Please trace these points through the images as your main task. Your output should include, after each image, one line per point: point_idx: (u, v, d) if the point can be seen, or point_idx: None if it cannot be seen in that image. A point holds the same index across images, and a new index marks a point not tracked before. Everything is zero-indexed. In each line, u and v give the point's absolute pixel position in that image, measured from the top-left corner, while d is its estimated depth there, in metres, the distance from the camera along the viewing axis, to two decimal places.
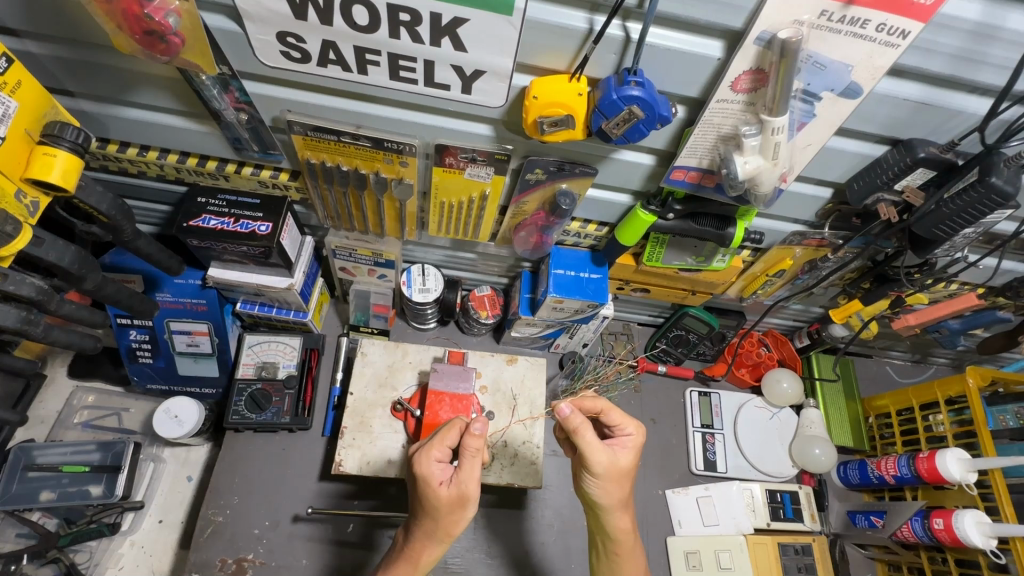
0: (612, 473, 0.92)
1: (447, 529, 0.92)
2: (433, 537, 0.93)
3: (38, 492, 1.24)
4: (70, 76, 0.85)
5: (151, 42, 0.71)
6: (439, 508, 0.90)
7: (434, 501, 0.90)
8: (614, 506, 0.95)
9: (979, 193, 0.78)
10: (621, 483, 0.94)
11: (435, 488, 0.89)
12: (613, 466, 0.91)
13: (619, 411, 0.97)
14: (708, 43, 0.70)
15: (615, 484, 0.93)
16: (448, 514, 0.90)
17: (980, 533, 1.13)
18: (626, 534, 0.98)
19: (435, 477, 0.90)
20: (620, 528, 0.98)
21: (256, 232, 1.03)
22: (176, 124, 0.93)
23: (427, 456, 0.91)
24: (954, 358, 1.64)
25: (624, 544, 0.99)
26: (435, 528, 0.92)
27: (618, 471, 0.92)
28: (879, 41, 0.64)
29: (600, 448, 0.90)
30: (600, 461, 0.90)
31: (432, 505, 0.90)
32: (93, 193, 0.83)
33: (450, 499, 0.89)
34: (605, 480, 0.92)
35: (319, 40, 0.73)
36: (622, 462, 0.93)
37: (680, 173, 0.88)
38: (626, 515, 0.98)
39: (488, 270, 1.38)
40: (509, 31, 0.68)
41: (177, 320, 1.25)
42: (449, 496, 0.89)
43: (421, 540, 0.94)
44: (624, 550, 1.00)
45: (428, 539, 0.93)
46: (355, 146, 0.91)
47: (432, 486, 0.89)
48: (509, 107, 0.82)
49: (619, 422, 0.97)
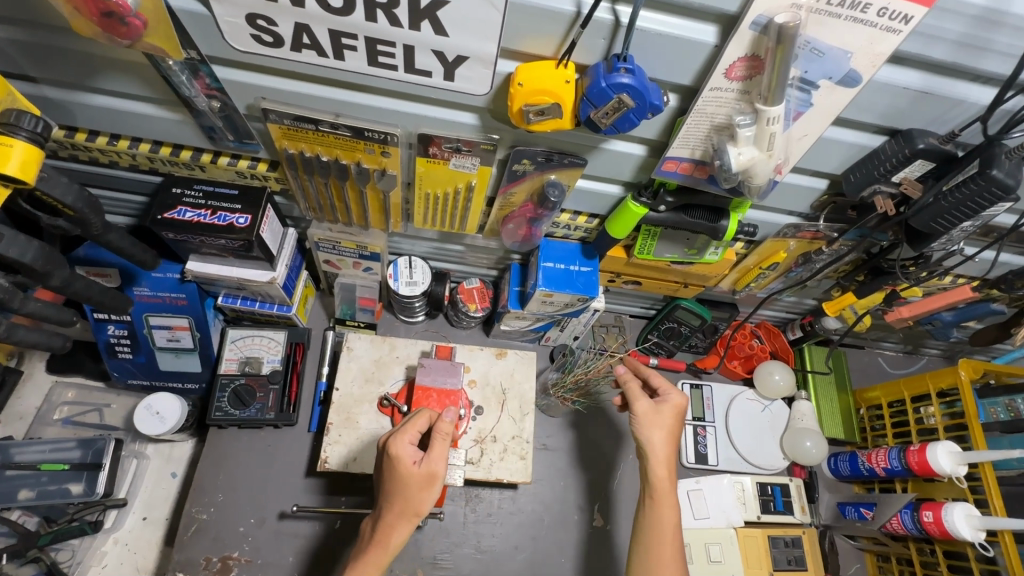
0: (651, 418, 1.06)
1: (416, 508, 0.93)
2: (403, 517, 0.93)
3: (16, 491, 1.21)
4: (30, 61, 0.81)
5: (111, 24, 0.67)
6: (411, 487, 0.92)
7: (404, 480, 0.91)
8: (654, 453, 1.04)
9: (978, 185, 0.76)
10: (662, 431, 1.05)
11: (409, 467, 0.91)
12: (651, 413, 1.06)
13: (662, 377, 1.11)
14: (702, 28, 0.66)
15: (653, 429, 1.05)
16: (418, 492, 0.92)
17: (968, 526, 1.13)
18: (663, 479, 1.03)
19: (407, 457, 0.92)
20: (659, 474, 1.04)
21: (235, 224, 0.99)
22: (146, 112, 0.89)
23: (400, 438, 0.93)
24: (946, 349, 1.63)
25: (660, 488, 1.03)
26: (406, 510, 0.92)
27: (659, 417, 1.06)
28: (880, 27, 0.61)
29: (642, 395, 1.08)
30: (638, 404, 1.07)
31: (402, 484, 0.92)
32: (58, 184, 0.78)
33: (421, 478, 0.92)
34: (644, 424, 1.06)
35: (292, 23, 0.69)
36: (661, 412, 1.06)
37: (672, 164, 0.85)
38: (665, 464, 1.04)
39: (477, 262, 1.35)
40: (492, 14, 0.64)
41: (156, 314, 1.21)
42: (420, 475, 0.92)
43: (391, 522, 0.93)
44: (660, 494, 1.03)
45: (399, 519, 0.93)
46: (334, 135, 0.87)
47: (405, 465, 0.91)
48: (494, 95, 0.79)
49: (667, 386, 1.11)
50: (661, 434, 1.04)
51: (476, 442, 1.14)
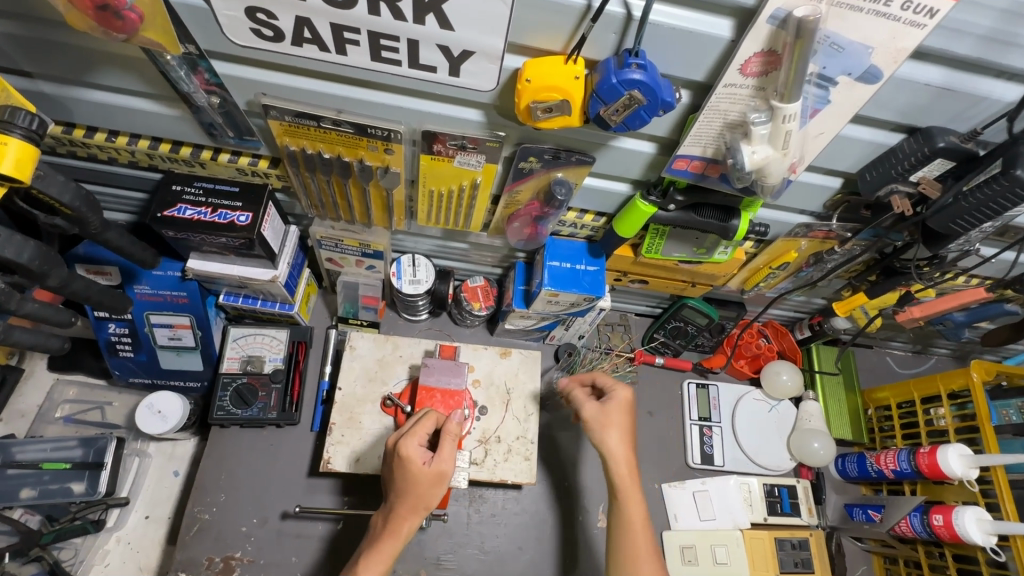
0: (601, 419, 1.05)
1: (426, 503, 0.93)
2: (413, 512, 0.93)
3: (18, 489, 1.20)
4: (24, 55, 0.79)
5: (106, 18, 0.65)
6: (421, 485, 0.91)
7: (414, 479, 0.91)
8: (613, 452, 1.03)
9: (1001, 185, 0.73)
10: (616, 431, 1.04)
11: (419, 467, 0.91)
12: (600, 413, 1.05)
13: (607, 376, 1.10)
14: (717, 22, 0.64)
15: (608, 429, 1.04)
16: (428, 489, 0.91)
17: (979, 531, 1.11)
18: (625, 474, 1.02)
19: (418, 457, 0.91)
20: (615, 466, 1.02)
21: (236, 223, 0.98)
22: (144, 108, 0.87)
23: (411, 439, 0.92)
24: (955, 349, 1.61)
25: (624, 482, 1.02)
26: (416, 505, 0.92)
27: (608, 417, 1.05)
28: (904, 21, 0.59)
29: (588, 399, 1.07)
30: (586, 408, 1.06)
31: (413, 483, 0.91)
32: (54, 183, 0.77)
33: (431, 478, 0.91)
34: (597, 426, 1.04)
35: (293, 17, 0.67)
36: (610, 412, 1.05)
37: (682, 162, 0.83)
38: (624, 458, 1.03)
39: (481, 260, 1.33)
40: (499, 8, 0.62)
41: (157, 313, 1.20)
42: (431, 474, 0.91)
43: (401, 516, 0.93)
44: (622, 487, 1.02)
45: (409, 512, 0.93)
46: (336, 131, 0.85)
47: (416, 466, 0.91)
48: (501, 91, 0.77)
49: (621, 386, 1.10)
50: (615, 432, 1.03)
51: (481, 443, 1.13)
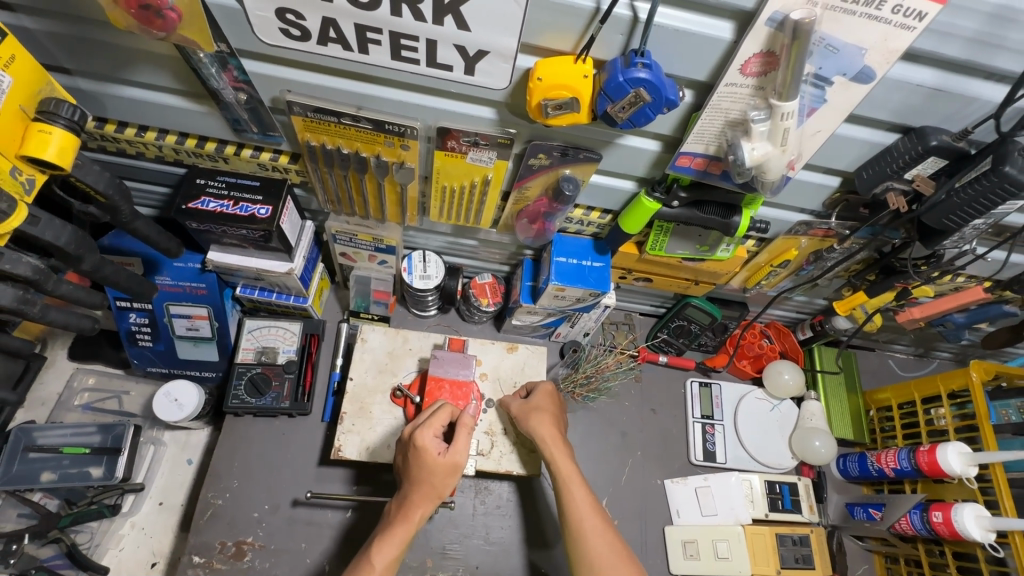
0: (529, 411, 1.11)
1: (440, 492, 0.97)
2: (427, 499, 0.96)
3: (38, 473, 1.24)
4: (65, 52, 0.84)
5: (148, 17, 0.70)
6: (437, 474, 0.95)
7: (430, 468, 0.95)
8: (543, 438, 1.06)
9: (991, 182, 0.77)
10: (541, 417, 1.09)
11: (434, 456, 0.95)
12: (525, 406, 1.11)
13: (535, 380, 1.19)
14: (719, 24, 0.68)
15: (534, 416, 1.09)
16: (442, 479, 0.96)
17: (978, 527, 1.12)
18: (547, 442, 1.06)
19: (433, 448, 0.95)
20: (542, 430, 1.07)
21: (256, 215, 1.02)
22: (174, 104, 0.92)
23: (426, 429, 0.96)
24: (957, 353, 1.63)
25: (550, 449, 1.06)
26: (430, 493, 0.96)
27: (534, 408, 1.11)
28: (895, 24, 0.62)
29: (514, 397, 1.15)
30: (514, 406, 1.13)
31: (429, 471, 0.95)
32: (91, 172, 0.82)
33: (446, 468, 0.96)
34: (524, 417, 1.10)
35: (320, 18, 0.71)
36: (536, 404, 1.11)
37: (686, 159, 0.86)
38: (547, 424, 1.08)
39: (489, 257, 1.37)
40: (514, 9, 0.66)
41: (177, 303, 1.24)
42: (447, 465, 0.95)
43: (415, 502, 0.96)
44: (550, 444, 1.06)
45: (423, 500, 0.96)
46: (356, 127, 0.89)
47: (431, 455, 0.95)
48: (513, 90, 0.81)
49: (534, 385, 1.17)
50: (542, 417, 1.09)
51: (487, 434, 1.15)
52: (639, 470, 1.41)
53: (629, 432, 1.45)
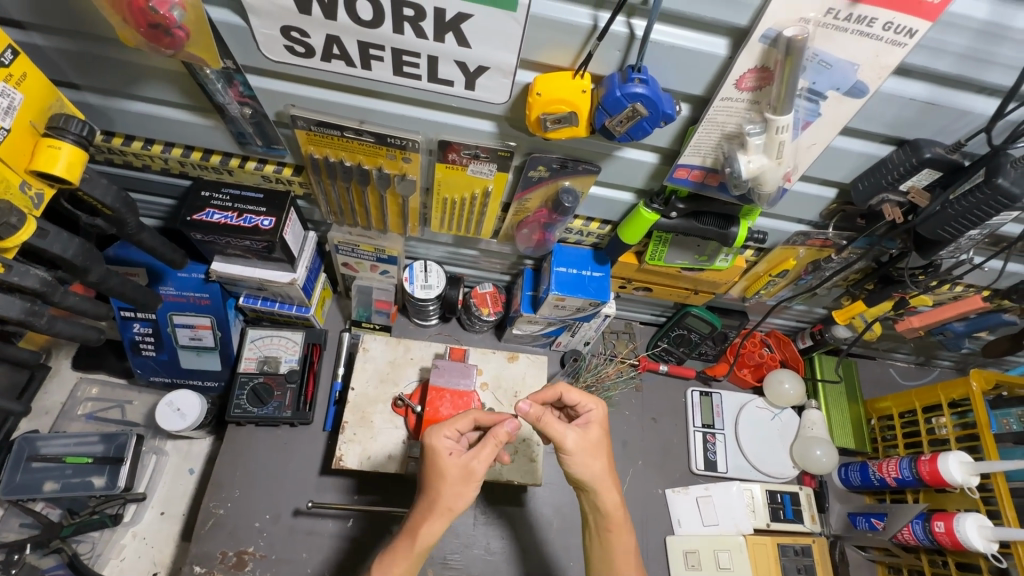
0: (585, 449, 0.91)
1: (448, 504, 0.87)
2: (433, 513, 0.87)
3: (42, 482, 1.25)
4: (74, 68, 0.85)
5: (156, 36, 0.72)
6: (447, 480, 0.88)
7: (439, 471, 0.88)
8: (599, 483, 0.91)
9: (984, 194, 0.77)
10: (597, 456, 0.91)
11: (444, 458, 0.88)
12: (582, 441, 0.90)
13: (576, 390, 0.97)
14: (714, 41, 0.69)
15: (593, 459, 0.91)
16: (451, 486, 0.87)
17: (981, 537, 1.12)
18: (613, 515, 0.93)
19: (443, 448, 0.88)
20: (611, 502, 0.92)
21: (260, 227, 1.03)
22: (180, 118, 0.93)
23: (438, 430, 0.91)
24: (958, 361, 1.63)
25: (614, 522, 0.94)
26: (437, 504, 0.87)
27: (591, 445, 0.91)
28: (886, 40, 0.64)
29: (567, 425, 0.90)
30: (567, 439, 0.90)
31: (437, 475, 0.88)
32: (99, 185, 0.83)
33: (457, 472, 0.88)
34: (581, 458, 0.90)
35: (324, 35, 0.73)
36: (591, 436, 0.92)
37: (683, 171, 0.88)
38: (614, 488, 0.93)
39: (490, 267, 1.38)
40: (513, 27, 0.68)
41: (180, 313, 1.25)
42: (457, 469, 0.88)
43: (421, 516, 0.88)
44: (615, 526, 0.94)
45: (429, 513, 0.88)
46: (358, 141, 0.91)
47: (441, 456, 0.88)
48: (513, 104, 0.82)
49: (580, 401, 0.96)
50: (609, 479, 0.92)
51: None
52: (640, 479, 1.41)
53: (629, 440, 1.45)
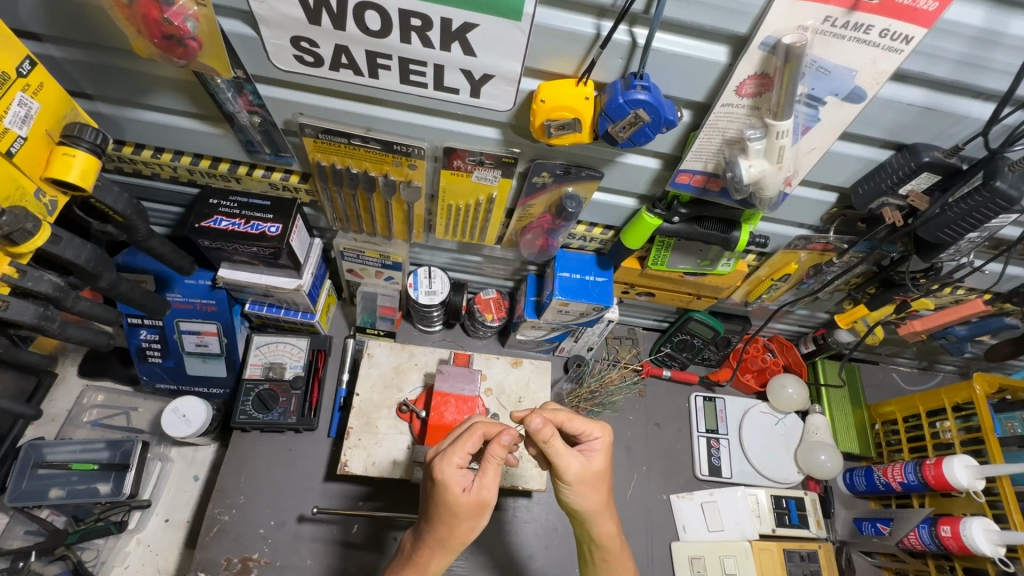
0: (587, 480, 0.85)
1: (460, 537, 0.82)
2: (443, 546, 0.82)
3: (47, 489, 1.25)
4: (87, 79, 0.87)
5: (170, 46, 0.74)
6: (461, 515, 0.79)
7: (452, 509, 0.79)
8: (594, 514, 0.88)
9: (983, 197, 0.79)
10: (596, 488, 0.86)
11: (457, 494, 0.78)
12: (585, 472, 0.84)
13: (580, 416, 0.89)
14: (714, 48, 0.71)
15: (588, 489, 0.85)
16: (465, 521, 0.80)
17: (988, 541, 1.11)
18: (609, 543, 0.91)
19: (455, 483, 0.78)
20: (607, 533, 0.90)
21: (267, 233, 1.04)
22: (190, 126, 0.95)
23: (448, 460, 0.79)
24: (961, 365, 1.63)
25: (608, 550, 0.93)
26: (450, 537, 0.81)
27: (592, 476, 0.85)
28: (883, 47, 0.65)
29: (571, 454, 0.83)
30: (568, 468, 0.83)
31: (450, 513, 0.79)
32: (110, 193, 0.85)
33: (472, 508, 0.79)
34: (581, 487, 0.85)
35: (332, 45, 0.75)
36: (595, 466, 0.86)
37: (685, 176, 0.89)
38: (610, 519, 0.91)
39: (493, 273, 1.39)
40: (517, 36, 0.70)
41: (187, 320, 1.26)
42: (471, 505, 0.79)
43: (430, 549, 0.83)
44: (611, 554, 0.93)
45: (439, 547, 0.82)
46: (364, 148, 0.93)
47: (453, 493, 0.78)
48: (517, 111, 0.84)
49: (583, 427, 0.89)
50: (608, 517, 0.90)
51: None
52: (645, 486, 1.41)
53: (632, 445, 1.45)
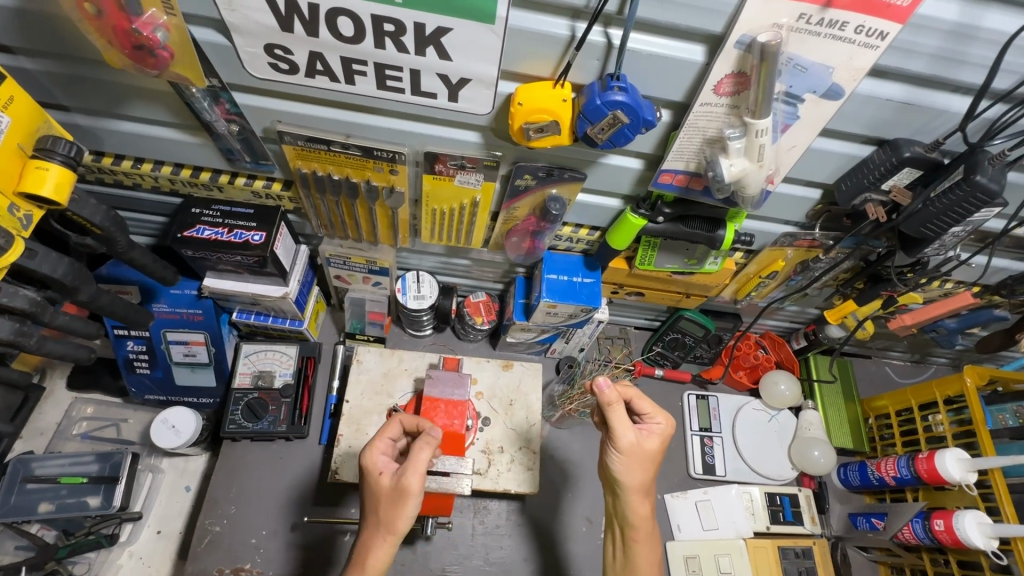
0: (637, 456, 0.90)
1: (388, 526, 0.86)
2: (377, 538, 0.86)
3: (36, 504, 1.24)
4: (62, 90, 0.87)
5: (141, 57, 0.73)
6: (382, 499, 0.87)
7: (374, 489, 0.88)
8: (632, 488, 0.90)
9: (964, 191, 0.78)
10: (644, 466, 0.90)
11: (376, 475, 0.88)
12: (637, 447, 0.89)
13: (650, 399, 0.94)
14: (691, 48, 0.71)
15: (632, 461, 0.89)
16: (386, 505, 0.86)
17: (981, 535, 1.11)
18: (641, 522, 0.92)
19: (375, 466, 0.89)
20: (640, 513, 0.92)
21: (250, 241, 1.04)
22: (169, 136, 0.94)
23: (373, 447, 0.92)
24: (953, 358, 1.63)
25: (640, 531, 0.93)
26: (378, 526, 0.86)
27: (642, 454, 0.90)
28: (859, 43, 0.65)
29: (628, 426, 0.88)
30: (624, 436, 0.88)
31: (373, 493, 0.88)
32: (87, 206, 0.84)
33: (388, 490, 0.86)
34: (630, 460, 0.89)
35: (307, 51, 0.74)
36: (647, 447, 0.90)
37: (668, 176, 0.89)
38: (646, 501, 0.93)
39: (482, 276, 1.38)
40: (493, 40, 0.69)
41: (173, 330, 1.25)
42: (387, 485, 0.86)
43: (365, 543, 0.88)
44: (642, 537, 0.93)
45: (372, 538, 0.87)
46: (345, 154, 0.92)
47: (373, 475, 0.89)
48: (496, 115, 0.83)
49: (650, 411, 0.94)
50: (643, 497, 0.91)
51: (485, 453, 1.15)
52: None
53: None
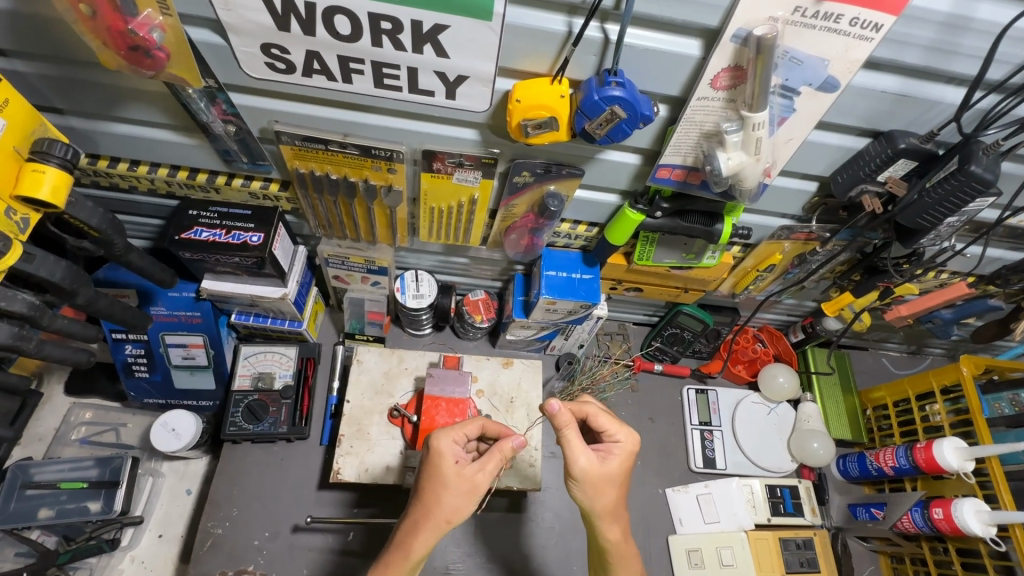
0: (596, 479, 0.88)
1: (446, 516, 0.81)
2: (428, 526, 0.81)
3: (36, 510, 1.23)
4: (57, 93, 0.86)
5: (137, 58, 0.73)
6: (448, 489, 0.82)
7: (441, 478, 0.82)
8: (602, 513, 0.90)
9: (959, 180, 0.79)
10: (605, 490, 0.88)
11: (449, 464, 0.82)
12: (595, 470, 0.87)
13: (609, 416, 0.93)
14: (687, 42, 0.71)
15: (594, 487, 0.88)
16: (452, 497, 0.81)
17: (978, 522, 1.12)
18: (618, 544, 0.93)
19: (449, 454, 0.83)
20: (611, 538, 0.92)
21: (248, 243, 1.03)
22: (165, 137, 0.94)
23: (445, 432, 0.85)
24: (948, 348, 1.65)
25: (619, 552, 0.94)
26: (433, 513, 0.81)
27: (601, 477, 0.88)
28: (854, 35, 0.66)
29: (582, 449, 0.87)
30: (578, 459, 0.87)
31: (439, 481, 0.82)
32: (84, 208, 0.83)
33: (461, 484, 0.82)
34: (588, 485, 0.88)
35: (304, 50, 0.74)
36: (605, 469, 0.88)
37: (665, 171, 0.89)
38: (618, 525, 0.92)
39: (481, 274, 1.38)
40: (490, 36, 0.69)
41: (171, 333, 1.25)
42: (461, 480, 0.82)
43: (414, 528, 0.81)
44: (618, 560, 0.94)
45: (424, 526, 0.81)
46: (343, 154, 0.92)
47: (445, 462, 0.82)
48: (493, 112, 0.83)
49: (609, 428, 0.92)
50: (614, 523, 0.91)
51: None
52: (641, 481, 1.41)
53: None
